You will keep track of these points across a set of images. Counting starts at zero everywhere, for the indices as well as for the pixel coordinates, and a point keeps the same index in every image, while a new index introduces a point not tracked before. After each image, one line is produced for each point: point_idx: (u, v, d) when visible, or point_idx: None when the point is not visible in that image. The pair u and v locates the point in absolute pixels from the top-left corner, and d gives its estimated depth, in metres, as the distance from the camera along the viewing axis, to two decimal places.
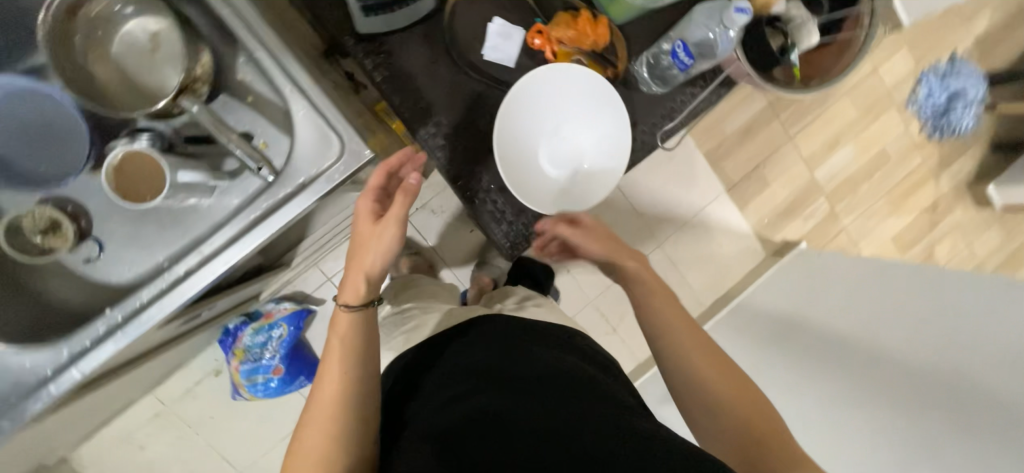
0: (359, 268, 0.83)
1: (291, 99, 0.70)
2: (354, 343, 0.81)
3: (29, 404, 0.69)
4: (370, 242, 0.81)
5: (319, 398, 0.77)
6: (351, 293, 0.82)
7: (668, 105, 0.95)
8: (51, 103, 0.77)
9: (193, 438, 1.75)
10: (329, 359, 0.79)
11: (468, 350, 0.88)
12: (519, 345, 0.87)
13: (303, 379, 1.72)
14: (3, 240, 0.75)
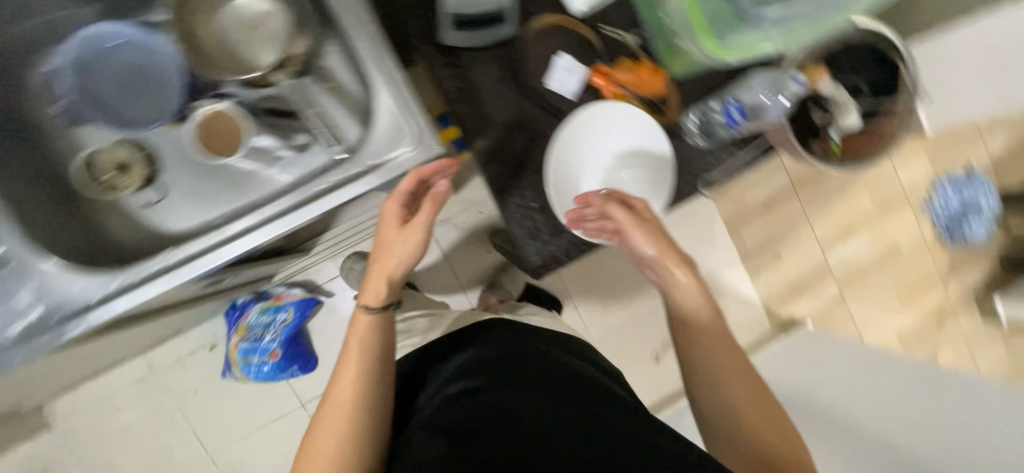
0: (382, 271, 0.79)
1: (378, 89, 0.74)
2: (367, 345, 0.80)
3: (69, 328, 0.68)
4: (394, 250, 0.77)
5: (333, 397, 0.77)
6: (372, 293, 0.80)
7: (708, 159, 1.01)
8: (149, 53, 0.80)
9: (170, 411, 1.72)
10: (345, 361, 0.79)
11: (482, 348, 0.88)
12: (531, 353, 0.87)
13: (295, 370, 1.69)
14: (82, 173, 0.80)
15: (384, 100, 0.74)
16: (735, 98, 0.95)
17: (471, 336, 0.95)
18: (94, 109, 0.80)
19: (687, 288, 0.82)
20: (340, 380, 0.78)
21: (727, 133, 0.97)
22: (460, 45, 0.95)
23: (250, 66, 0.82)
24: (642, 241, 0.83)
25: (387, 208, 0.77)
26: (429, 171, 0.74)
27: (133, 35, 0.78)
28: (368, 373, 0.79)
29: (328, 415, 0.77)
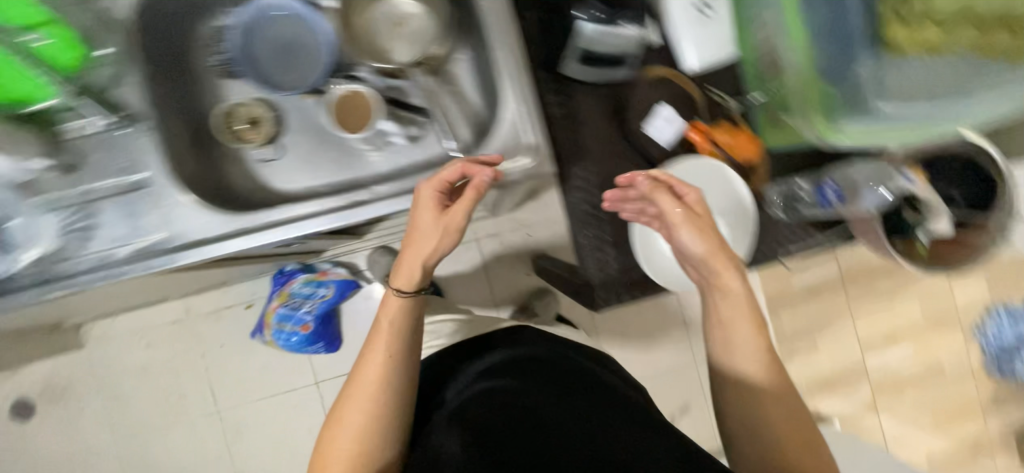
0: (415, 258, 0.75)
1: (509, 100, 0.78)
2: (399, 328, 0.77)
3: (185, 256, 0.72)
4: (432, 237, 0.74)
5: (361, 377, 0.75)
6: (404, 278, 0.75)
7: (784, 232, 1.03)
8: (306, 29, 0.86)
9: (184, 361, 1.74)
10: (376, 340, 0.76)
11: (512, 352, 0.82)
12: (561, 362, 0.82)
13: (321, 346, 1.70)
14: (219, 119, 0.86)
15: (512, 112, 0.79)
16: (832, 181, 0.97)
17: (500, 338, 0.88)
18: (242, 64, 0.85)
19: (734, 296, 0.73)
20: (370, 361, 0.75)
21: (807, 210, 1.00)
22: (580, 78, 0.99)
23: (386, 57, 0.88)
24: (687, 236, 0.75)
25: (425, 194, 0.75)
26: (476, 167, 0.73)
27: (306, 11, 0.84)
28: (399, 354, 0.76)
29: (355, 393, 0.75)
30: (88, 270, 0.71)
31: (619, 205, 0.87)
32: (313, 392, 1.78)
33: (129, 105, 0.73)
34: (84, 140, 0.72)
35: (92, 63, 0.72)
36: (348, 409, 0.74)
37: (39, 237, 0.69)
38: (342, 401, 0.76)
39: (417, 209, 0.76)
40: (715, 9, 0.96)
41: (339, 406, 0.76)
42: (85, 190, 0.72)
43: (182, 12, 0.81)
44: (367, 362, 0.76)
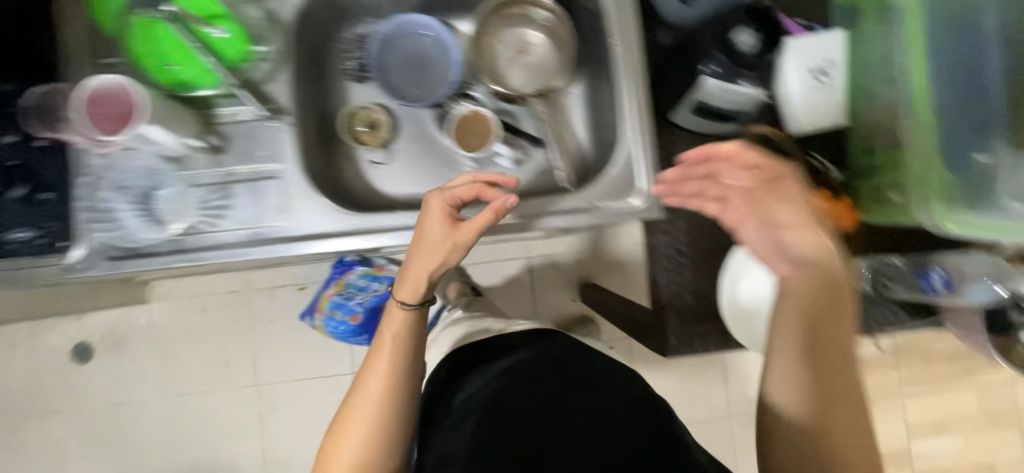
0: (421, 271, 0.72)
1: (628, 143, 0.80)
2: (407, 335, 0.73)
3: (305, 246, 0.77)
4: (439, 251, 0.72)
5: (365, 387, 0.71)
6: (409, 290, 0.73)
7: (874, 310, 0.97)
8: (439, 48, 0.90)
9: (195, 343, 1.63)
10: (378, 351, 0.72)
11: (535, 355, 0.74)
12: (583, 369, 0.73)
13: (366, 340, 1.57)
14: (343, 121, 0.90)
15: (627, 154, 0.80)
16: (939, 267, 0.93)
17: (525, 339, 0.80)
18: (375, 72, 0.90)
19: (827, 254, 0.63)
20: (376, 368, 0.71)
21: (899, 292, 0.96)
22: (688, 126, 1.00)
23: (506, 83, 0.90)
24: (781, 208, 0.65)
25: (434, 204, 0.73)
26: (493, 191, 0.74)
27: (444, 34, 0.89)
28: (406, 358, 0.72)
29: (357, 405, 0.71)
30: (216, 247, 0.75)
31: (676, 185, 0.73)
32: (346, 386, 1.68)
33: (277, 99, 0.79)
34: (230, 126, 0.78)
35: (250, 57, 0.77)
36: (350, 421, 0.70)
37: (179, 209, 0.75)
38: (344, 412, 0.71)
39: (427, 220, 0.73)
40: (832, 76, 0.95)
41: (341, 416, 0.71)
42: (225, 172, 0.77)
43: (332, 17, 0.87)
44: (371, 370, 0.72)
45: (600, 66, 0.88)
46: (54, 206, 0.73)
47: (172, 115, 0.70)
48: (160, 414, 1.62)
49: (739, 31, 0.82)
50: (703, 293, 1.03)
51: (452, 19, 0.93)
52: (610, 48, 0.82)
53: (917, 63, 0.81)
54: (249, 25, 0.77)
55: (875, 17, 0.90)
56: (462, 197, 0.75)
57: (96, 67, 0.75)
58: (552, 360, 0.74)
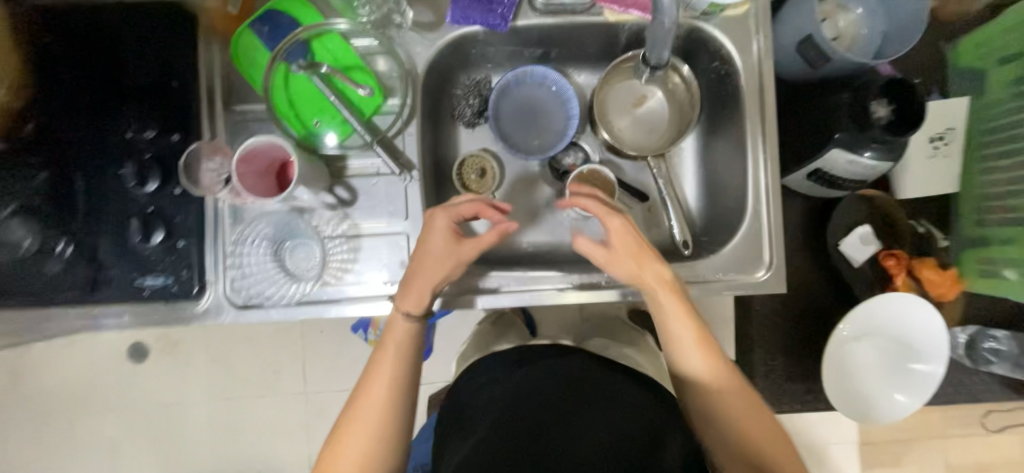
0: (426, 283, 0.71)
1: (754, 215, 0.80)
2: (407, 352, 0.71)
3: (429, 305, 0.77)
4: (443, 264, 0.71)
5: (362, 408, 0.68)
6: (413, 300, 0.71)
7: (959, 377, 1.01)
8: (556, 100, 0.89)
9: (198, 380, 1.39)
10: (378, 361, 0.70)
11: (546, 367, 0.70)
12: (593, 382, 0.67)
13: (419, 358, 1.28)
14: (455, 170, 0.90)
15: (751, 224, 0.80)
16: None
17: (520, 362, 0.74)
18: (490, 121, 0.88)
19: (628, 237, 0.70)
20: (373, 383, 0.69)
21: (996, 367, 0.97)
22: (793, 187, 0.98)
23: (621, 139, 0.90)
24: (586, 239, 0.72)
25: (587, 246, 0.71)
26: (493, 209, 0.72)
27: (565, 88, 0.88)
28: (405, 379, 0.70)
29: (355, 418, 0.68)
30: (340, 299, 0.76)
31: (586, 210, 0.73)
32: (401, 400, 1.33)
33: (405, 153, 0.78)
34: (357, 178, 0.77)
35: (381, 110, 0.77)
36: (346, 435, 0.68)
37: (308, 261, 0.76)
38: (341, 424, 0.69)
39: (426, 237, 0.71)
40: (949, 144, 0.95)
41: (338, 429, 0.69)
42: (351, 224, 0.77)
43: (453, 64, 0.85)
44: (370, 391, 0.69)
45: (720, 126, 0.87)
46: (188, 254, 0.74)
47: (313, 171, 0.70)
48: (207, 420, 1.36)
49: (875, 102, 0.80)
50: (795, 353, 1.01)
51: (566, 66, 0.91)
52: (738, 115, 0.82)
53: None
54: (382, 77, 0.77)
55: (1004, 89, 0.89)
56: (463, 214, 0.73)
57: (234, 115, 0.76)
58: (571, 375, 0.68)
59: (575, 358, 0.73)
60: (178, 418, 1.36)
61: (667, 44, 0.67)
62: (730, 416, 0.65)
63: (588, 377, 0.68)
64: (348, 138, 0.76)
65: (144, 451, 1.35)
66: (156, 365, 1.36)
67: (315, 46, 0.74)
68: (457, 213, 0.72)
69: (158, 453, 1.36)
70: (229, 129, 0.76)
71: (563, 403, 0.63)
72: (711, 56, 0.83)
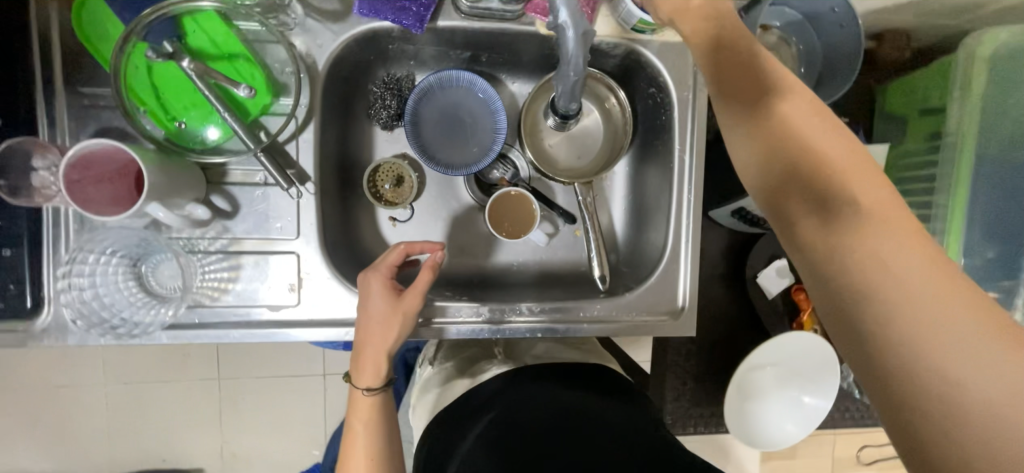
0: (378, 353, 0.64)
1: (674, 255, 0.78)
2: (381, 425, 0.65)
3: (318, 335, 0.69)
4: (390, 329, 0.64)
5: None
6: (369, 376, 0.64)
7: (843, 406, 1.09)
8: (483, 110, 0.81)
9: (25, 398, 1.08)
10: (350, 450, 0.63)
11: (505, 408, 0.64)
12: (555, 415, 0.63)
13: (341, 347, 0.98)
14: (365, 176, 0.79)
15: (668, 263, 0.78)
16: None
17: (488, 400, 0.67)
18: (408, 127, 0.79)
19: None
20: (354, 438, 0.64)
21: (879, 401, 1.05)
22: (720, 222, 0.97)
23: (550, 158, 0.85)
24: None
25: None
26: (420, 244, 0.67)
27: (494, 98, 0.80)
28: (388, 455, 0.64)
29: None
30: (211, 323, 0.66)
31: None
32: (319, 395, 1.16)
33: (298, 162, 0.69)
34: (239, 188, 0.67)
35: (270, 110, 0.67)
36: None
37: (174, 280, 0.65)
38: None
39: (370, 306, 0.64)
40: None
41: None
42: (230, 239, 0.67)
43: (369, 58, 0.75)
44: (351, 462, 0.63)
45: (651, 155, 0.83)
46: (16, 267, 0.61)
47: (174, 183, 0.60)
48: (103, 407, 1.11)
49: None
50: (705, 379, 1.02)
51: (498, 72, 0.83)
52: (669, 148, 0.79)
53: (955, 206, 0.82)
54: (274, 71, 0.66)
55: (920, 140, 0.90)
56: (396, 265, 0.66)
57: (79, 98, 0.63)
58: (529, 410, 0.63)
59: (534, 387, 0.68)
60: (71, 411, 1.10)
61: (577, 96, 0.66)
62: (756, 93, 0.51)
63: (551, 411, 0.63)
64: (229, 141, 0.65)
65: None
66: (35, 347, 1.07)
67: (188, 25, 0.62)
68: (391, 267, 0.66)
69: (52, 452, 1.10)
70: (74, 116, 0.63)
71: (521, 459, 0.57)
72: (647, 81, 0.79)
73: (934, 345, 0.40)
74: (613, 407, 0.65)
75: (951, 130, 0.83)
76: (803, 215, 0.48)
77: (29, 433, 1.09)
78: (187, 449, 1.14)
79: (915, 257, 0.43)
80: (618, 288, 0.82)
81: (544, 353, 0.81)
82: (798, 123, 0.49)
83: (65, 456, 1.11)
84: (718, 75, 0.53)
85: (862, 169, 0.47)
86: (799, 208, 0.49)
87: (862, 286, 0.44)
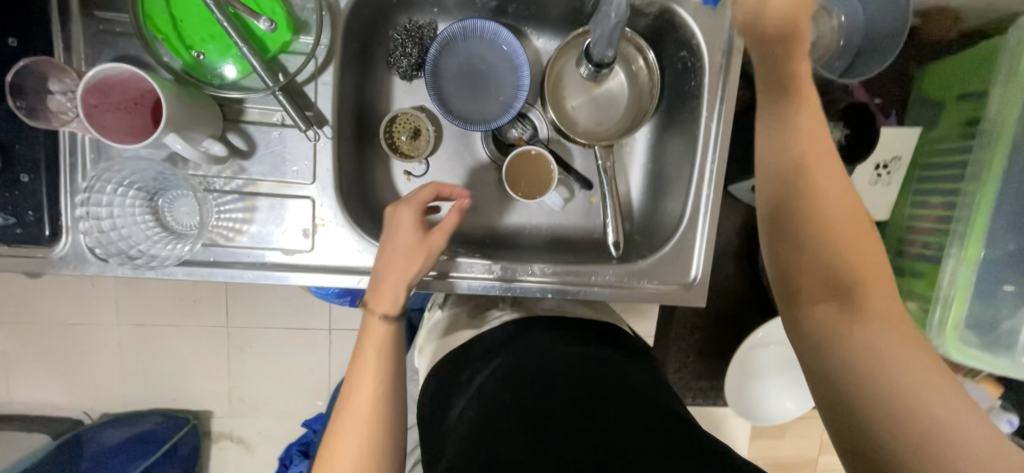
0: (400, 280, 0.61)
1: (691, 226, 0.77)
2: (393, 358, 0.60)
3: (331, 281, 0.69)
4: (415, 259, 0.62)
5: (348, 414, 0.55)
6: (387, 300, 0.60)
7: None
8: (506, 65, 0.79)
9: (42, 332, 1.11)
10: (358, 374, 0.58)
11: (509, 359, 0.65)
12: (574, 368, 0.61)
13: (347, 301, 0.98)
14: (382, 126, 0.78)
15: (684, 233, 0.77)
16: None
17: (495, 348, 0.69)
18: (428, 76, 0.76)
19: None
20: (365, 370, 0.57)
21: None
22: (738, 197, 0.95)
23: (571, 119, 0.83)
24: None
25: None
26: (452, 187, 0.65)
27: (518, 51, 0.77)
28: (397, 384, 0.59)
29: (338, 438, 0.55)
30: (225, 262, 0.67)
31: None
32: (325, 347, 1.19)
33: (317, 105, 0.67)
34: (255, 127, 0.66)
35: (290, 49, 0.65)
36: (340, 436, 0.55)
37: (190, 217, 0.65)
38: (332, 427, 0.56)
39: (396, 235, 0.63)
40: (892, 173, 0.92)
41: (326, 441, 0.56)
42: (246, 181, 0.67)
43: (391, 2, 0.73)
44: (358, 384, 0.57)
45: (676, 122, 0.80)
46: (35, 194, 0.61)
47: (192, 115, 0.59)
48: (116, 344, 1.13)
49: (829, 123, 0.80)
50: (708, 352, 1.03)
51: (523, 25, 0.80)
52: (695, 115, 0.76)
53: (983, 194, 0.79)
54: (294, 7, 0.64)
55: (954, 126, 0.87)
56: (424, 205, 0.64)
57: (95, 24, 0.61)
58: (545, 359, 0.63)
59: (539, 335, 0.69)
60: (85, 346, 1.13)
61: (614, 42, 0.68)
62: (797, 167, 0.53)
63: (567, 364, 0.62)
64: (247, 78, 0.64)
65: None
66: (51, 280, 1.09)
67: None
68: (419, 206, 0.63)
69: (67, 384, 1.14)
70: (90, 43, 0.61)
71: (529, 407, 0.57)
72: (678, 43, 0.76)
73: (930, 441, 0.42)
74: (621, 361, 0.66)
75: (990, 116, 0.79)
76: (816, 295, 0.51)
77: (45, 364, 1.13)
78: (196, 390, 1.18)
79: (914, 354, 0.46)
80: (631, 255, 0.82)
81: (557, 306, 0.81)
82: (830, 212, 0.52)
83: (79, 389, 1.15)
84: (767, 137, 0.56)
85: (878, 270, 0.51)
86: (817, 287, 0.51)
87: (872, 371, 0.46)
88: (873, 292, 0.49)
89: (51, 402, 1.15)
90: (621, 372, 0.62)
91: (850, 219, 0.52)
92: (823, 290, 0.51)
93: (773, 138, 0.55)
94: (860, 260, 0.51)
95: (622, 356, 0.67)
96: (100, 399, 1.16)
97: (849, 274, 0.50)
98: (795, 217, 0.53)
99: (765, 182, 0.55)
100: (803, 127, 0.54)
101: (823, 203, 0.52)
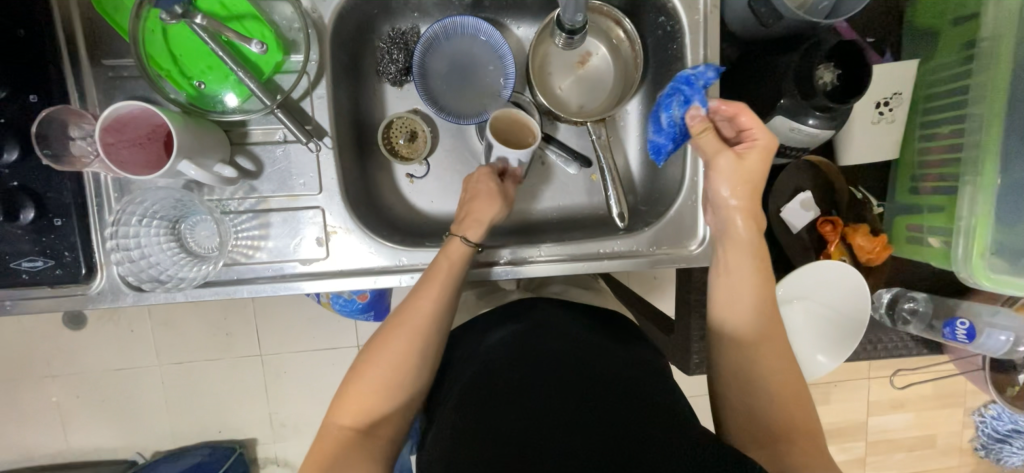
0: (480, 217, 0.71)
1: (693, 187, 0.78)
2: (436, 315, 0.64)
3: (348, 285, 0.72)
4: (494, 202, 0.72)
5: (380, 354, 0.61)
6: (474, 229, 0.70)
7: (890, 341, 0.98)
8: (492, 57, 0.81)
9: (90, 378, 1.17)
10: (401, 321, 0.63)
11: (508, 344, 0.68)
12: (584, 357, 0.64)
13: (370, 316, 1.01)
14: (380, 132, 0.80)
15: (687, 195, 0.78)
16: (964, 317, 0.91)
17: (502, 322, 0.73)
18: (417, 79, 0.79)
19: None
20: (411, 319, 0.63)
21: (912, 329, 0.96)
22: None
23: (561, 100, 0.84)
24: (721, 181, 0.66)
25: (727, 162, 0.65)
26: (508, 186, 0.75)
27: (500, 41, 0.79)
28: (428, 341, 0.63)
29: (367, 371, 0.61)
30: (247, 279, 0.70)
31: None
32: None
33: (315, 118, 0.71)
34: (260, 147, 0.70)
35: (282, 68, 0.69)
36: (373, 360, 0.61)
37: (211, 240, 0.69)
38: (368, 349, 0.63)
39: (481, 200, 0.72)
40: (894, 109, 0.90)
41: (366, 352, 0.63)
42: (258, 199, 0.70)
43: (373, 12, 0.76)
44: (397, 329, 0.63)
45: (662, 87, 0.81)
46: (68, 235, 0.66)
47: (202, 141, 0.63)
48: (160, 381, 1.19)
49: (822, 67, 0.77)
50: None
51: (502, 17, 0.83)
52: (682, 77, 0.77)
53: (993, 116, 0.77)
54: (281, 28, 0.68)
55: (949, 52, 0.85)
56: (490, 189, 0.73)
57: (105, 72, 0.66)
58: (550, 347, 0.66)
59: (555, 318, 0.72)
60: (133, 386, 1.18)
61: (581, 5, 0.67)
62: (729, 313, 0.64)
63: (571, 353, 0.65)
64: (247, 101, 0.68)
65: (46, 448, 1.20)
66: (96, 329, 1.16)
67: None
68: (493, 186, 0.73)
69: (121, 427, 1.20)
70: (102, 89, 0.66)
71: (499, 391, 0.60)
72: (655, 10, 0.77)
73: None
74: (609, 345, 0.68)
75: (986, 37, 0.77)
76: (765, 430, 0.59)
77: (97, 410, 1.19)
78: (241, 418, 1.22)
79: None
80: (636, 226, 0.82)
81: (564, 293, 0.82)
82: (772, 360, 0.61)
83: (133, 430, 1.21)
84: (722, 272, 0.66)
85: (805, 407, 0.59)
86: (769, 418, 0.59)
87: None
88: (800, 436, 0.58)
89: (109, 447, 1.21)
90: (609, 356, 0.65)
91: (783, 363, 0.61)
92: (752, 417, 0.60)
93: (731, 268, 0.65)
94: (785, 403, 0.59)
95: (608, 340, 0.70)
96: (151, 437, 1.21)
97: (778, 411, 0.59)
98: (746, 346, 0.62)
99: (720, 312, 0.65)
100: (747, 265, 0.64)
101: (757, 355, 0.61)
